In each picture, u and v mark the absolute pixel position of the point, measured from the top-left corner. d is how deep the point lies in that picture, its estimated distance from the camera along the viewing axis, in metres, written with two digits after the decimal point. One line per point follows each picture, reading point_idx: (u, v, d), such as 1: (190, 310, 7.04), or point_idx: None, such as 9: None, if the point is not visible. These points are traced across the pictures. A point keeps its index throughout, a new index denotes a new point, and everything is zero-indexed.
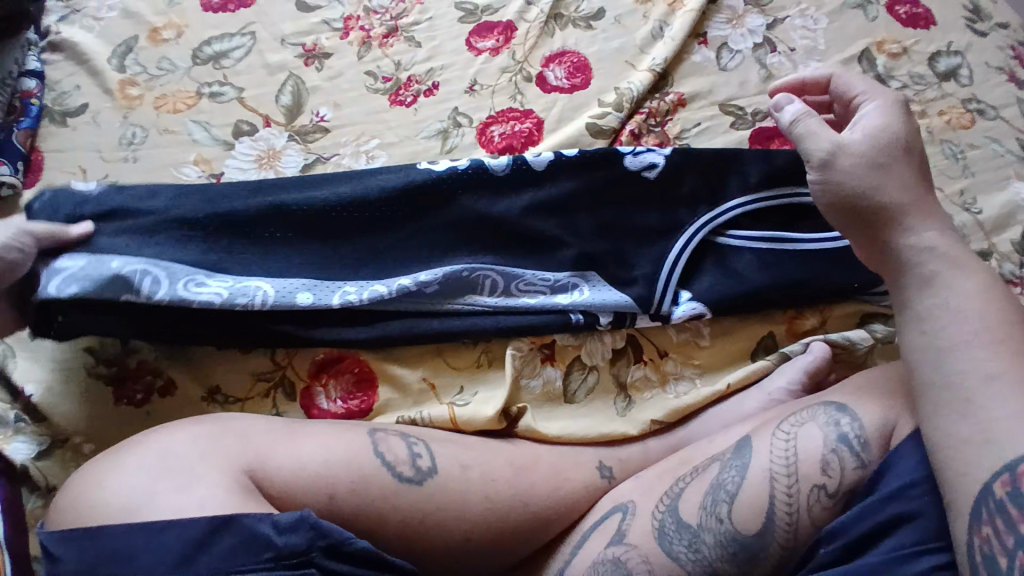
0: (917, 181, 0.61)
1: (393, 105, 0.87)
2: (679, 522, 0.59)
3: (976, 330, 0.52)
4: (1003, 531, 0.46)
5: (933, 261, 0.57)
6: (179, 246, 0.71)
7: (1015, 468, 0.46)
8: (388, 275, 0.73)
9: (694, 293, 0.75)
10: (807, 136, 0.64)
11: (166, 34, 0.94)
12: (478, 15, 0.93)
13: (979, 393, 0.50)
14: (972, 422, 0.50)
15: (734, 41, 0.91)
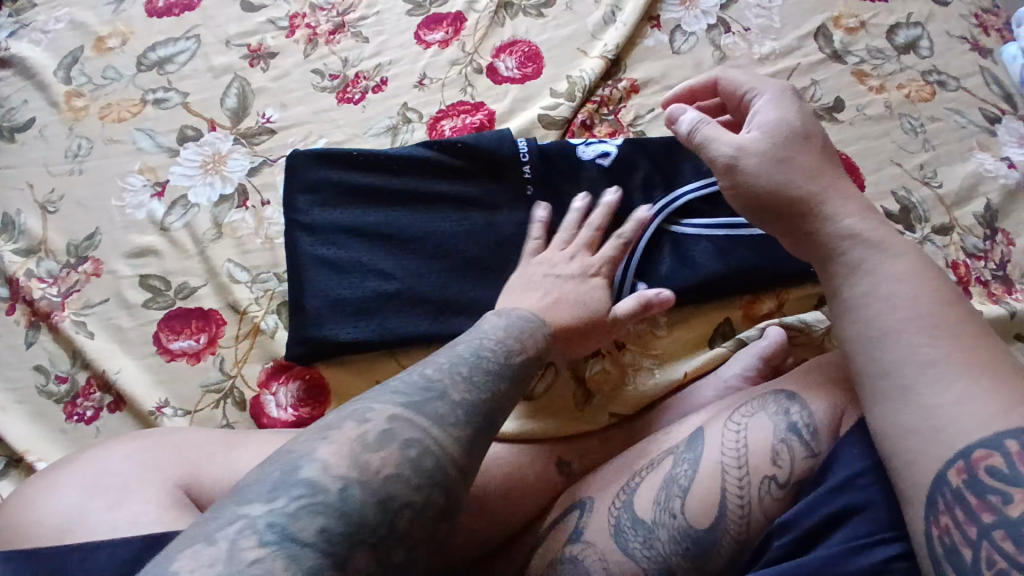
0: (821, 168, 0.59)
1: (341, 103, 0.85)
2: (634, 518, 0.57)
3: (911, 315, 0.49)
4: (965, 521, 0.42)
5: (857, 248, 0.54)
6: (396, 255, 0.72)
7: (969, 455, 0.43)
8: (353, 276, 0.71)
9: (651, 284, 0.73)
10: (709, 142, 0.62)
11: (111, 43, 0.92)
12: (426, 7, 0.91)
13: (921, 378, 0.47)
14: (918, 410, 0.46)
15: (688, 22, 0.89)
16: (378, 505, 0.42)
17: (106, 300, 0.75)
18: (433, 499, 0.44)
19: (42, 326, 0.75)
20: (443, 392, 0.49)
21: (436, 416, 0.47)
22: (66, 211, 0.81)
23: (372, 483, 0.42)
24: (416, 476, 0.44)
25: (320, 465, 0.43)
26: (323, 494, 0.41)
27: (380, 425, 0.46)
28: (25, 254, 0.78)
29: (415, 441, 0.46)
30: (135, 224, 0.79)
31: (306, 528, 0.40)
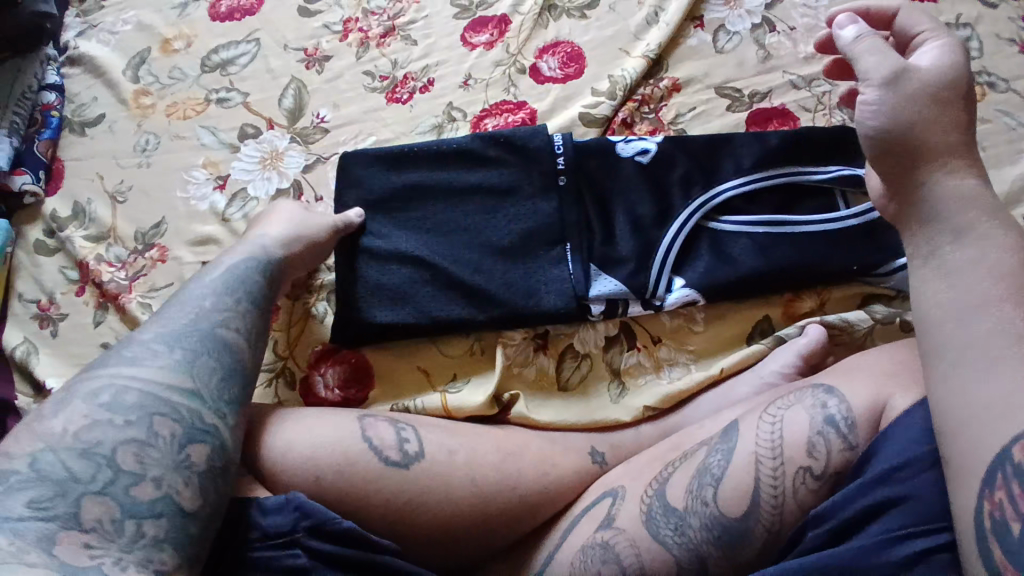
0: (968, 126, 0.53)
1: (389, 103, 0.88)
2: (666, 506, 0.58)
3: (1009, 288, 0.45)
4: (1019, 496, 0.40)
5: (972, 210, 0.50)
6: (434, 244, 0.76)
7: None
8: (395, 264, 0.75)
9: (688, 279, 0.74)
10: (868, 55, 0.55)
11: (177, 45, 0.98)
12: (472, 11, 0.94)
13: (1007, 352, 0.43)
14: (997, 385, 0.42)
15: (731, 22, 0.89)
16: (84, 457, 0.48)
17: (169, 284, 0.81)
18: (158, 433, 0.50)
19: (110, 307, 0.80)
20: (182, 346, 0.56)
21: (133, 359, 0.54)
22: (133, 201, 0.86)
23: (67, 442, 0.48)
24: (142, 422, 0.50)
25: (41, 440, 0.48)
26: (15, 475, 0.46)
27: (83, 394, 0.51)
28: (95, 240, 0.84)
29: (135, 389, 0.52)
30: (196, 214, 0.84)
31: (14, 505, 0.45)
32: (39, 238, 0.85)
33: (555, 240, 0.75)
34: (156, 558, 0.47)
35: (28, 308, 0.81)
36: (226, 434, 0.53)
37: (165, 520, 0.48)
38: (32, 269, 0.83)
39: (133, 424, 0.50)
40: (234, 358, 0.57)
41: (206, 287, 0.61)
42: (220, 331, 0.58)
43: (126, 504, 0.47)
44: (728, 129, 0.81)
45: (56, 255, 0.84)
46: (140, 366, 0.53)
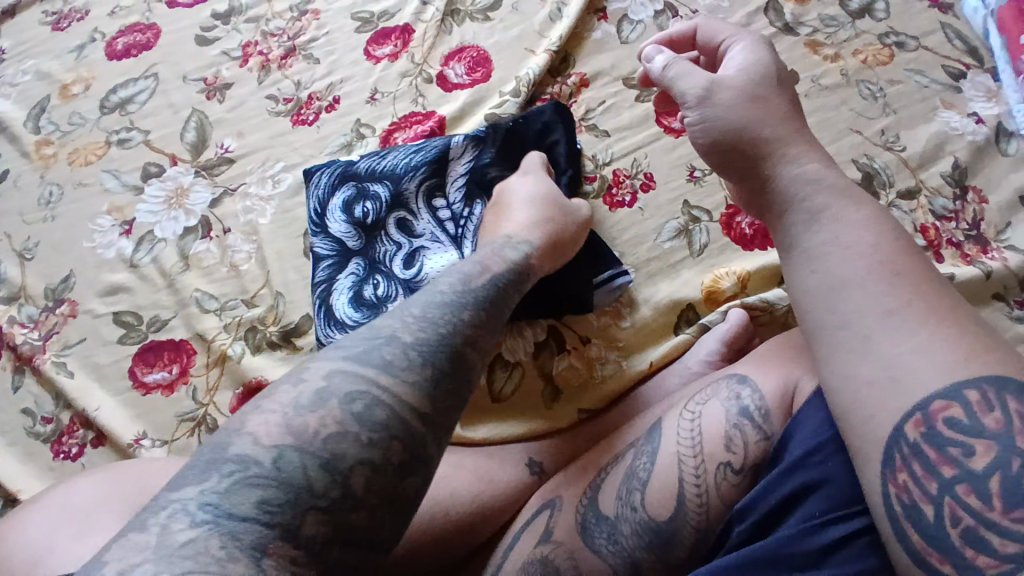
0: (791, 114, 0.54)
1: (296, 126, 0.86)
2: (599, 515, 0.57)
3: (869, 265, 0.44)
4: (924, 477, 0.39)
5: (821, 193, 0.49)
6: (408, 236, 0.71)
7: (927, 406, 0.40)
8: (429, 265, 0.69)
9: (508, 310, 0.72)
10: (680, 77, 0.58)
11: (75, 89, 0.95)
12: (374, 23, 0.92)
13: (879, 327, 0.42)
14: (874, 361, 0.42)
15: (634, 11, 0.88)
16: (323, 469, 0.39)
17: (82, 339, 0.78)
18: (393, 452, 0.41)
19: (26, 370, 0.78)
20: (434, 360, 0.44)
21: (385, 361, 0.43)
22: (42, 256, 0.84)
23: (314, 448, 0.39)
24: (382, 442, 0.40)
25: (290, 435, 0.39)
26: (255, 466, 0.38)
27: (314, 386, 0.41)
28: (6, 302, 0.82)
29: (362, 391, 0.41)
30: (104, 263, 0.81)
31: (241, 503, 0.37)
32: None
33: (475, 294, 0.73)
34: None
35: None
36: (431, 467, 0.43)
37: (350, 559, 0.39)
38: None
39: (372, 444, 0.40)
40: (456, 347, 0.45)
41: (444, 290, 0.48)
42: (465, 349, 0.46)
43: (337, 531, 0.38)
44: (639, 121, 0.80)
45: None
46: (407, 370, 0.43)
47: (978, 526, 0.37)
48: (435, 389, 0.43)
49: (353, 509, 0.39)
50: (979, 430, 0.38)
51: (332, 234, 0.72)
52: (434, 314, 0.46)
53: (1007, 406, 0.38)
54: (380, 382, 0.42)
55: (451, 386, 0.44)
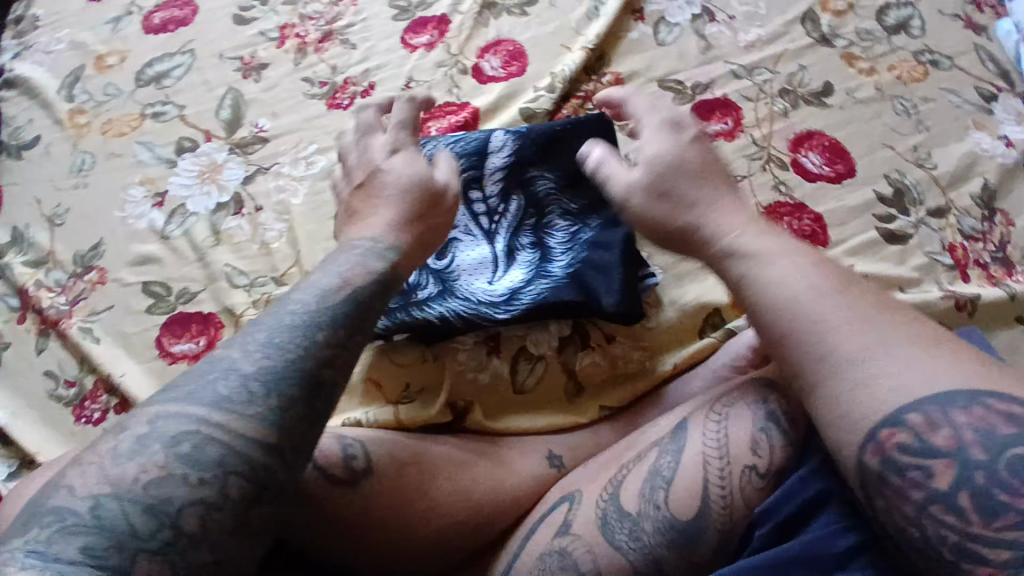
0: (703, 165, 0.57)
1: (330, 109, 0.86)
2: (620, 511, 0.57)
3: (802, 298, 0.46)
4: (899, 499, 0.40)
5: (743, 236, 0.52)
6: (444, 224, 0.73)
7: (877, 435, 0.41)
8: (465, 258, 0.72)
9: (529, 300, 0.69)
10: (611, 180, 0.60)
11: (110, 60, 0.95)
12: (412, 12, 0.92)
13: (818, 367, 0.44)
14: (822, 399, 0.44)
15: (671, 14, 0.88)
16: (147, 513, 0.40)
17: (110, 307, 0.78)
18: (232, 486, 0.42)
19: (52, 334, 0.79)
20: (273, 387, 0.46)
21: (216, 397, 0.45)
22: (72, 224, 0.84)
23: (135, 495, 0.40)
24: (216, 481, 0.42)
25: (110, 484, 0.41)
26: (73, 516, 0.39)
27: (135, 433, 0.43)
28: (34, 266, 0.82)
29: (191, 433, 0.43)
30: (135, 234, 0.81)
31: (67, 547, 0.38)
32: None
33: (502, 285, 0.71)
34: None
35: None
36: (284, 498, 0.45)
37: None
38: None
39: (206, 484, 0.42)
40: (301, 373, 0.47)
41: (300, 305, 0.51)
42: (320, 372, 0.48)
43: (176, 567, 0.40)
44: None
45: None
46: (244, 402, 0.45)
47: (966, 543, 0.38)
48: (275, 422, 0.45)
49: (187, 548, 0.40)
50: (932, 452, 0.40)
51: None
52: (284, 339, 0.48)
53: (955, 422, 0.39)
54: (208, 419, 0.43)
55: (309, 412, 0.47)
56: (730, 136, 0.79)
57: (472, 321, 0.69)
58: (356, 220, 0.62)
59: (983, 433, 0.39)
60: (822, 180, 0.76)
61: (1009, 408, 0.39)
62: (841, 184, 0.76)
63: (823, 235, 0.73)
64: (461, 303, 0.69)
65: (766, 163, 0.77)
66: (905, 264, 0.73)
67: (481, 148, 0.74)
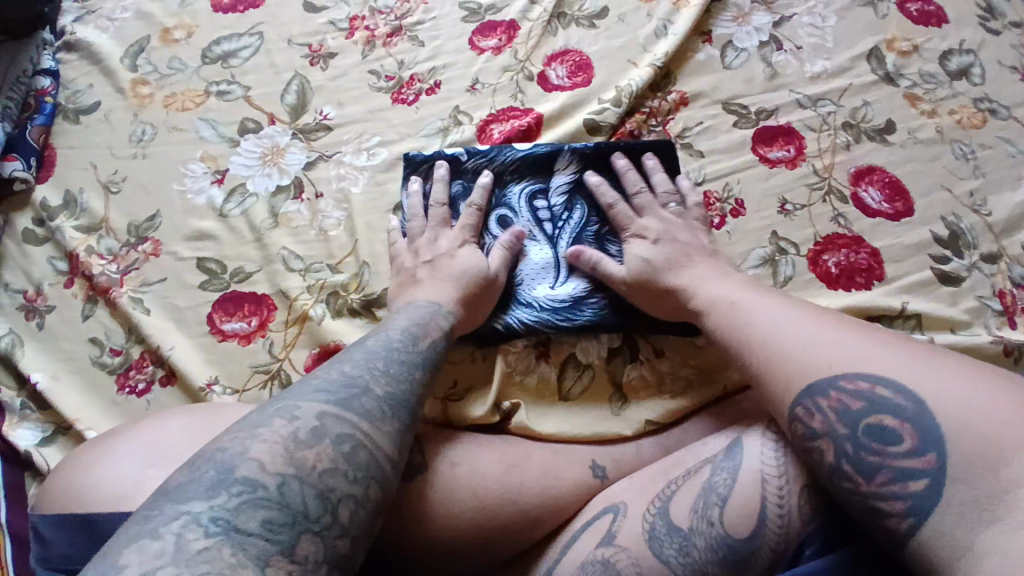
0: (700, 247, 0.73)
1: (395, 103, 0.87)
2: (670, 524, 0.56)
3: (762, 316, 0.60)
4: (863, 462, 0.48)
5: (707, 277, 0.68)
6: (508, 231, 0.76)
7: (824, 395, 0.51)
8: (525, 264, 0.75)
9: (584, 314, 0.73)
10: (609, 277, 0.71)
11: (177, 35, 0.96)
12: (481, 14, 0.93)
13: (777, 360, 0.56)
14: (781, 377, 0.54)
15: (739, 39, 0.89)
16: (319, 498, 0.45)
17: (163, 279, 0.78)
18: (373, 491, 0.48)
19: (100, 301, 0.78)
20: (399, 415, 0.53)
21: (366, 410, 0.51)
22: (128, 192, 0.85)
23: (312, 480, 0.45)
24: (363, 482, 0.47)
25: (294, 468, 0.45)
26: (263, 489, 0.43)
27: (307, 424, 0.48)
28: (87, 231, 0.82)
29: (349, 436, 0.49)
30: (193, 209, 0.82)
31: (249, 521, 0.42)
32: (27, 227, 0.84)
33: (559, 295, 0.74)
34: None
35: (14, 298, 0.80)
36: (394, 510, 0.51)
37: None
38: (21, 259, 0.82)
39: (358, 482, 0.47)
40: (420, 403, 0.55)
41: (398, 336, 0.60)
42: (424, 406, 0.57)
43: (326, 553, 0.44)
44: (735, 146, 0.81)
45: (45, 245, 0.83)
46: (385, 418, 0.52)
47: (868, 500, 0.47)
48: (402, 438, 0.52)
49: (338, 537, 0.45)
50: (815, 435, 0.51)
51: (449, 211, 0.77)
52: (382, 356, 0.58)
53: (821, 408, 0.51)
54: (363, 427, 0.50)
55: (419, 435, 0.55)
56: (792, 164, 0.80)
57: (535, 327, 0.72)
58: (431, 281, 0.70)
59: (841, 412, 0.50)
60: (881, 216, 0.77)
61: (856, 385, 0.50)
62: (898, 221, 0.77)
63: (879, 269, 0.74)
64: (523, 310, 0.73)
65: (826, 193, 0.78)
66: (956, 306, 0.73)
67: (547, 160, 0.78)
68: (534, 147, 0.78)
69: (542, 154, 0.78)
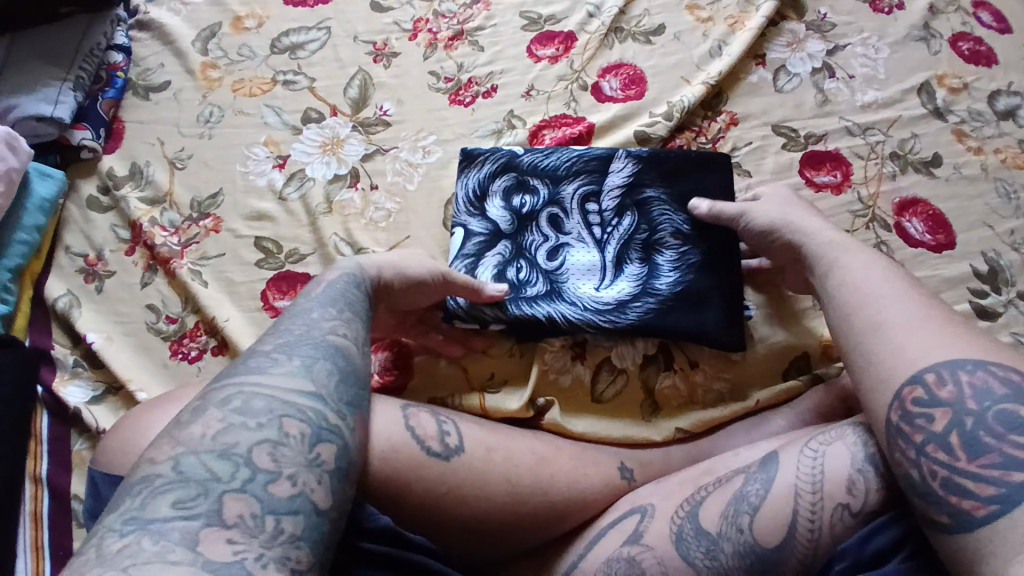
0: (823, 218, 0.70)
1: (452, 104, 0.90)
2: (698, 528, 0.58)
3: (893, 286, 0.57)
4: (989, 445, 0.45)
5: (835, 238, 0.65)
6: (558, 229, 0.78)
7: (956, 375, 0.49)
8: (574, 262, 0.76)
9: (626, 316, 0.73)
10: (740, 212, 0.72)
11: (248, 23, 1.00)
12: (541, 24, 0.96)
13: (897, 328, 0.54)
14: (890, 347, 0.53)
15: (792, 65, 0.91)
16: (222, 459, 0.45)
17: (220, 253, 0.82)
18: (289, 427, 0.48)
19: (159, 270, 0.82)
20: (298, 353, 0.53)
21: (256, 367, 0.52)
22: (192, 168, 0.89)
23: (206, 447, 0.45)
24: (272, 423, 0.47)
25: (182, 444, 0.45)
26: (160, 478, 0.44)
27: (192, 406, 0.49)
28: (150, 203, 0.86)
29: (239, 392, 0.49)
30: (255, 190, 0.86)
31: (159, 507, 0.42)
32: (93, 195, 0.88)
33: (602, 296, 0.74)
34: (293, 556, 0.43)
35: (74, 261, 0.84)
36: (349, 435, 0.51)
37: (302, 518, 0.44)
38: (85, 224, 0.86)
39: (265, 426, 0.47)
40: (331, 349, 0.55)
41: (314, 301, 0.61)
42: (330, 337, 0.56)
43: (265, 501, 0.44)
44: (783, 168, 0.83)
45: (109, 213, 0.87)
46: (277, 366, 0.52)
47: (952, 476, 0.46)
48: (312, 374, 0.52)
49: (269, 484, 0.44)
50: (937, 401, 0.48)
51: (489, 216, 0.79)
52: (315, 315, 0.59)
53: (959, 381, 0.48)
54: (247, 384, 0.50)
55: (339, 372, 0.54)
56: (836, 190, 0.82)
57: (578, 325, 0.73)
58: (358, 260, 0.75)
59: (980, 390, 0.47)
60: (922, 247, 0.78)
61: (1007, 375, 0.48)
62: (939, 253, 0.78)
63: None
64: (568, 306, 0.74)
65: (869, 221, 0.80)
66: (990, 340, 0.73)
67: (599, 164, 0.80)
68: (586, 152, 0.81)
69: (593, 158, 0.81)
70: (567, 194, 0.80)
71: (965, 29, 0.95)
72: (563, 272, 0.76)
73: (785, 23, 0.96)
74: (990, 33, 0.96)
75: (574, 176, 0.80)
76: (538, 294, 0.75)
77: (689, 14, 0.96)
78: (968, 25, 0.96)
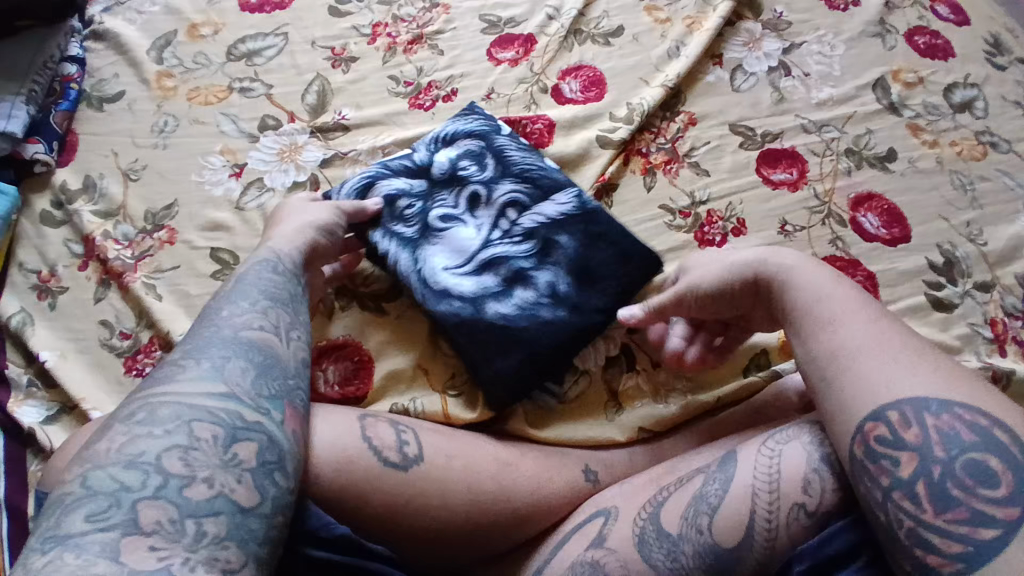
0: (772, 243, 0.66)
1: (411, 109, 0.90)
2: (659, 531, 0.57)
3: (852, 312, 0.55)
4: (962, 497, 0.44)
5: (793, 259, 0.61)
6: (481, 206, 0.78)
7: (914, 414, 0.47)
8: (486, 238, 0.75)
9: (514, 293, 0.71)
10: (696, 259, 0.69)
11: (204, 31, 0.99)
12: (500, 27, 0.96)
13: (857, 365, 0.51)
14: (854, 383, 0.51)
15: (749, 64, 0.92)
16: (131, 469, 0.43)
17: (175, 266, 0.80)
18: (201, 432, 0.46)
19: (112, 284, 0.80)
20: (207, 356, 0.52)
21: (167, 375, 0.50)
22: (147, 180, 0.87)
23: (113, 460, 0.44)
24: (181, 430, 0.46)
25: (87, 462, 0.44)
26: (71, 498, 0.42)
27: (109, 420, 0.48)
28: (104, 216, 0.85)
29: (144, 404, 0.48)
30: (212, 200, 0.84)
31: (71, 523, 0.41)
32: (45, 210, 0.86)
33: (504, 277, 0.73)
34: (222, 556, 0.42)
35: (28, 278, 0.82)
36: (274, 430, 0.50)
37: (224, 518, 0.44)
38: (37, 240, 0.84)
39: (174, 433, 0.46)
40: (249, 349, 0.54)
41: (227, 297, 0.59)
42: (247, 335, 0.55)
43: (183, 505, 0.43)
44: (741, 167, 0.84)
45: (61, 228, 0.85)
46: (185, 372, 0.50)
47: (919, 528, 0.45)
48: (222, 374, 0.51)
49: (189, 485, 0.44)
50: (903, 444, 0.47)
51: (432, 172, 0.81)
52: (226, 315, 0.57)
53: (923, 422, 0.47)
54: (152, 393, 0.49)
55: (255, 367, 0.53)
56: (793, 187, 0.82)
57: (458, 287, 0.72)
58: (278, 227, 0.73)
59: (946, 435, 0.46)
60: (879, 241, 0.79)
61: (973, 418, 0.46)
62: (895, 247, 0.79)
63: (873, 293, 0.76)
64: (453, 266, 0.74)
65: (826, 217, 0.80)
66: (945, 331, 0.74)
67: (536, 163, 0.80)
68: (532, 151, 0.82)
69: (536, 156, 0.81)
70: (495, 182, 0.79)
71: (920, 24, 0.97)
72: (473, 245, 0.75)
73: (742, 22, 0.96)
74: (944, 27, 0.97)
75: (509, 162, 0.80)
76: (438, 258, 0.75)
77: (647, 15, 0.97)
78: (923, 20, 0.97)
